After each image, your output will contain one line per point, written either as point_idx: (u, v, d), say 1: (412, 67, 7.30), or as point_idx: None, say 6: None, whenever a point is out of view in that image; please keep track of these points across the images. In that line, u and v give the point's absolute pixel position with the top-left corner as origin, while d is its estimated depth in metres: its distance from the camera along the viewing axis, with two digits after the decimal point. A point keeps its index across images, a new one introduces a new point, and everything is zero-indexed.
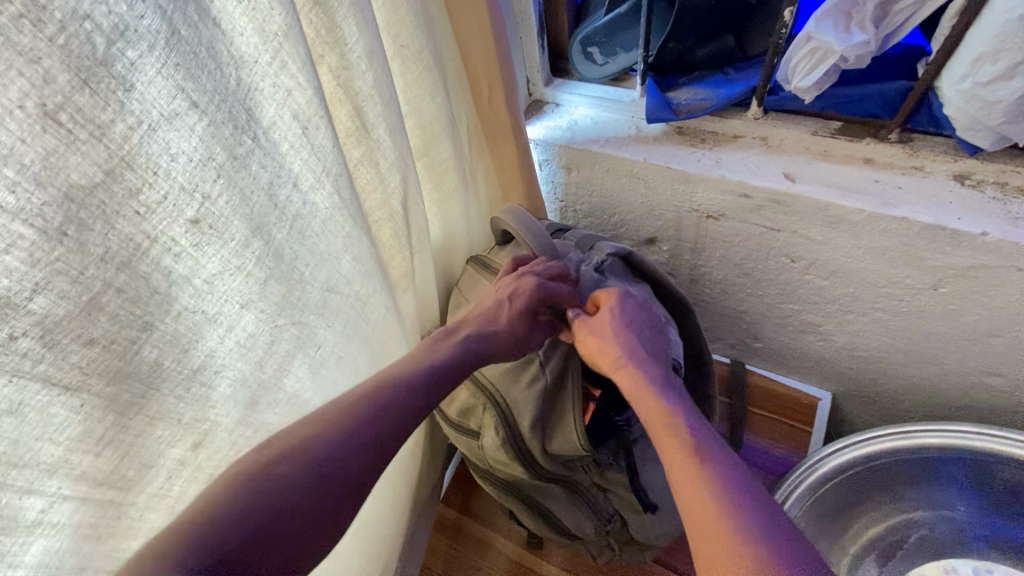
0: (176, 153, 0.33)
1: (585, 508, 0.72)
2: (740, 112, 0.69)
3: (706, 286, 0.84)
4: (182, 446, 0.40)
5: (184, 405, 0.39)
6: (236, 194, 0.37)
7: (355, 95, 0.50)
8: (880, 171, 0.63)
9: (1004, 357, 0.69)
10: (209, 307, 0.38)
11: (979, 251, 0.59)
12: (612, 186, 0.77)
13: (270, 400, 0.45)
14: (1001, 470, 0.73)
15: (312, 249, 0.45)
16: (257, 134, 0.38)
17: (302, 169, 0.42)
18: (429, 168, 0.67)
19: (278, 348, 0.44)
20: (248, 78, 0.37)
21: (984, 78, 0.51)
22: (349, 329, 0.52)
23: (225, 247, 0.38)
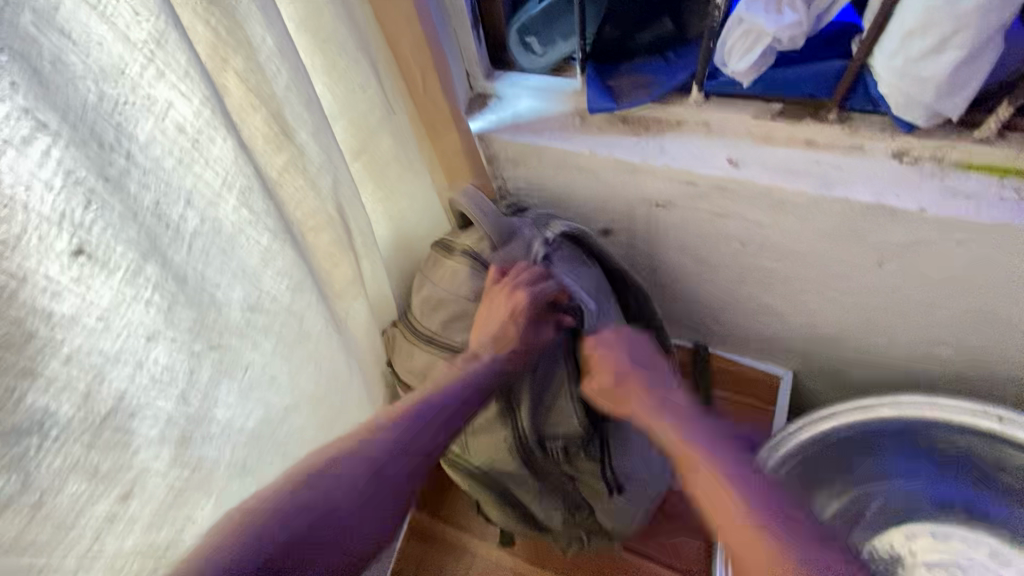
0: (33, 175, 0.30)
1: (556, 493, 0.71)
2: (682, 97, 0.68)
3: (663, 274, 0.83)
4: (108, 500, 0.37)
5: (98, 454, 0.36)
6: (117, 216, 0.35)
7: (269, 98, 0.46)
8: (821, 153, 0.63)
9: (952, 328, 0.70)
10: (107, 345, 0.35)
11: (919, 227, 0.59)
12: (561, 179, 0.75)
13: (203, 437, 0.43)
14: (951, 437, 0.75)
15: (220, 267, 0.43)
16: (131, 150, 0.36)
17: (197, 185, 0.40)
18: (371, 168, 0.65)
19: (199, 376, 0.42)
20: (113, 91, 0.34)
21: (915, 52, 0.50)
22: (284, 346, 0.50)
23: (111, 277, 0.35)
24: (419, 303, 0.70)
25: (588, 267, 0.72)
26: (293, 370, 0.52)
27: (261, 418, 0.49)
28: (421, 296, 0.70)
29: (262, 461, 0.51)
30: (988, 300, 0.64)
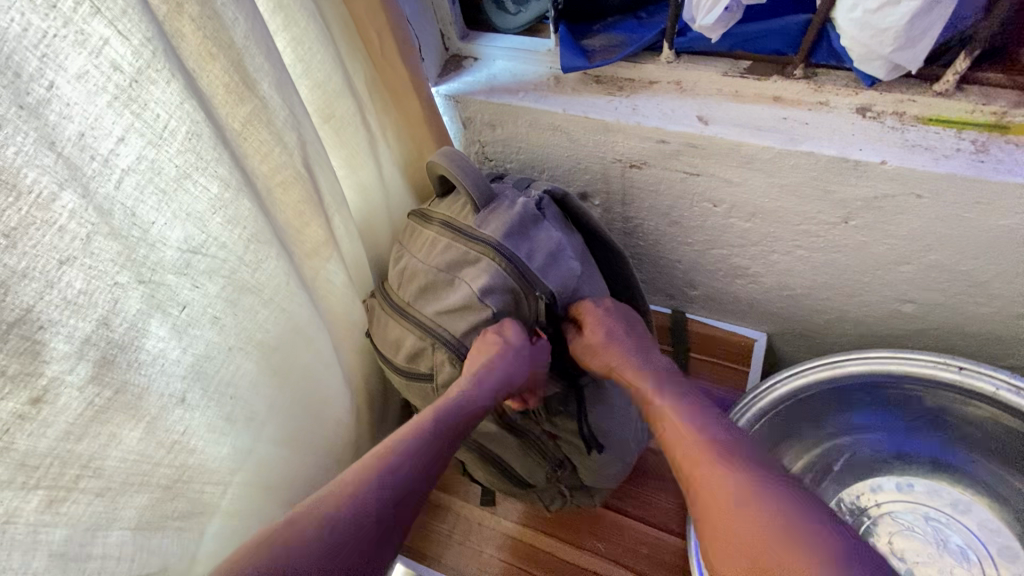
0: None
1: (536, 454, 0.74)
2: (653, 57, 0.69)
3: (640, 238, 0.85)
4: (16, 401, 0.38)
5: (6, 357, 0.36)
6: (32, 141, 0.35)
7: (225, 46, 0.47)
8: (788, 109, 0.64)
9: (912, 284, 0.72)
10: (17, 261, 0.36)
11: (881, 179, 0.60)
12: (536, 141, 0.76)
13: (128, 360, 0.45)
14: (914, 390, 0.78)
15: (158, 206, 0.45)
16: (56, 76, 0.36)
17: (129, 125, 0.41)
18: (337, 132, 0.67)
19: (124, 306, 0.44)
20: (43, 22, 0.35)
21: (872, 4, 0.52)
22: (229, 292, 0.53)
23: (21, 199, 0.35)
24: (397, 272, 0.71)
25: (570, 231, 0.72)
26: (242, 314, 0.54)
27: (197, 353, 0.51)
28: (398, 266, 0.71)
29: (204, 396, 0.53)
30: (948, 255, 0.66)
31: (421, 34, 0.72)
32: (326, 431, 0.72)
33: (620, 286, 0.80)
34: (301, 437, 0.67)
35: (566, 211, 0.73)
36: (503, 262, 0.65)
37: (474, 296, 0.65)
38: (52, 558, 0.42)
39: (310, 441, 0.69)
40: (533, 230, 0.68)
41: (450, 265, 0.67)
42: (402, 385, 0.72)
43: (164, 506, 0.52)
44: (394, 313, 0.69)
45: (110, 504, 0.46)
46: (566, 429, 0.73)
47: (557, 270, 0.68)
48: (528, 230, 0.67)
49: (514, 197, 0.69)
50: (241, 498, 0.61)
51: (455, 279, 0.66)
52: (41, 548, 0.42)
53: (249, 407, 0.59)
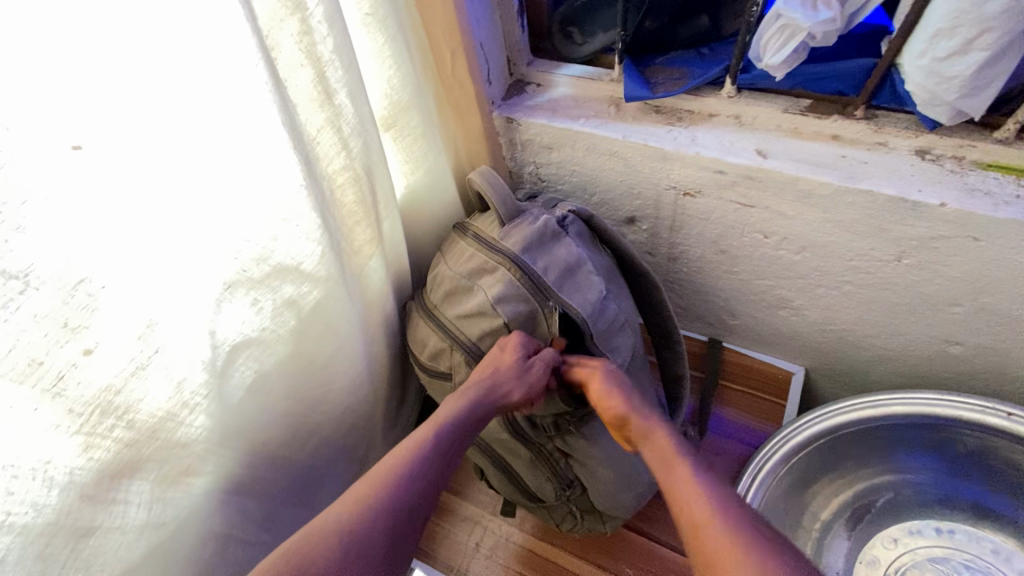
0: (57, 72, 0.35)
1: (547, 470, 0.77)
2: (714, 91, 0.71)
3: (684, 265, 0.86)
4: (72, 351, 0.41)
5: (73, 310, 0.40)
6: (120, 127, 0.39)
7: (317, 60, 0.50)
8: (846, 147, 0.66)
9: (962, 327, 0.73)
10: (95, 225, 0.40)
11: (939, 221, 0.61)
12: (592, 165, 0.78)
13: (170, 324, 0.47)
14: (963, 435, 0.77)
15: (224, 195, 0.48)
16: (154, 68, 0.40)
17: (212, 123, 0.45)
18: (399, 139, 0.70)
19: (173, 276, 0.47)
20: (160, 33, 0.39)
21: (941, 52, 0.53)
22: (270, 276, 0.55)
23: (101, 169, 0.39)
24: (431, 279, 0.75)
25: (598, 252, 0.75)
26: (285, 300, 0.57)
27: (237, 329, 0.54)
28: (433, 274, 0.75)
29: (233, 364, 0.55)
30: (1000, 299, 0.67)
31: (490, 59, 0.75)
32: (348, 420, 0.74)
33: (652, 308, 0.83)
34: (319, 423, 0.69)
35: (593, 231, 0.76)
36: (518, 271, 0.68)
37: (489, 303, 0.68)
38: (82, 499, 0.46)
39: (331, 426, 0.71)
40: (552, 244, 0.71)
41: (472, 272, 0.70)
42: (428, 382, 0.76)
43: (179, 461, 0.54)
44: (422, 315, 0.73)
45: (136, 452, 0.49)
46: (578, 451, 0.76)
47: (575, 282, 0.70)
48: (548, 244, 0.70)
49: (537, 214, 0.72)
50: (257, 468, 0.64)
51: (475, 285, 0.70)
52: (75, 487, 0.45)
53: (270, 388, 0.61)
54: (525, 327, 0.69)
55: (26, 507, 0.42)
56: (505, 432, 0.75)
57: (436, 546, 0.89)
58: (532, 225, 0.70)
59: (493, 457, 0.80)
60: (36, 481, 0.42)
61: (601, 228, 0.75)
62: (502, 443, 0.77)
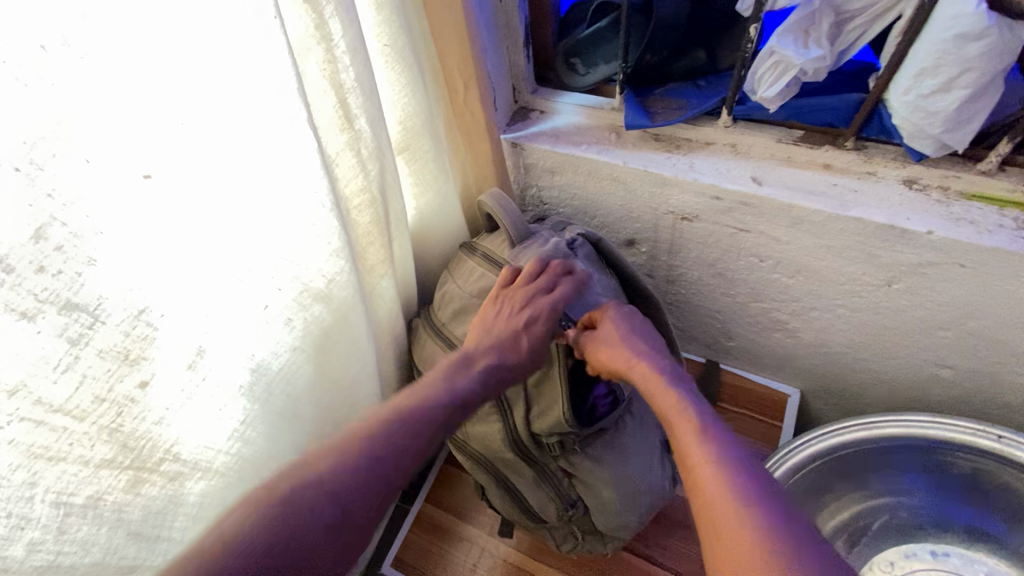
0: (135, 108, 0.38)
1: (551, 493, 0.78)
2: (711, 120, 0.74)
3: (682, 286, 0.89)
4: (130, 382, 0.43)
5: (134, 342, 0.42)
6: (180, 156, 0.42)
7: (339, 87, 0.53)
8: (837, 176, 0.68)
9: (951, 350, 0.75)
10: (158, 252, 0.42)
11: (928, 247, 0.64)
12: (593, 189, 0.81)
13: (216, 352, 0.50)
14: (956, 459, 0.78)
15: (266, 216, 0.51)
16: (206, 104, 0.43)
17: (261, 149, 0.48)
18: (411, 162, 0.73)
19: (221, 300, 0.49)
20: (213, 69, 0.42)
21: (925, 90, 0.56)
22: (303, 297, 0.57)
23: (167, 195, 0.42)
24: (438, 297, 0.77)
25: (602, 274, 0.77)
26: (311, 320, 0.59)
27: (273, 351, 0.56)
28: (441, 292, 0.77)
29: (269, 396, 0.57)
30: (987, 322, 0.69)
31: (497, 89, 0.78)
32: None
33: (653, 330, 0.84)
34: None
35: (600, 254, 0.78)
36: None
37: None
38: (128, 535, 0.47)
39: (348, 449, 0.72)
40: None
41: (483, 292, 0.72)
42: None
43: (215, 494, 0.54)
44: (430, 334, 0.75)
45: (176, 488, 0.50)
46: (582, 472, 0.76)
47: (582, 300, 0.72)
48: None
49: (548, 236, 0.75)
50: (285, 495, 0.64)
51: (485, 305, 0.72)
52: (122, 525, 0.46)
53: (298, 410, 0.62)
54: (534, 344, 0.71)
55: (75, 547, 0.42)
56: (511, 453, 0.76)
57: (434, 567, 0.89)
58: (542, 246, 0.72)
59: (496, 477, 0.80)
60: (87, 519, 0.42)
61: (607, 250, 0.78)
62: (506, 462, 0.78)
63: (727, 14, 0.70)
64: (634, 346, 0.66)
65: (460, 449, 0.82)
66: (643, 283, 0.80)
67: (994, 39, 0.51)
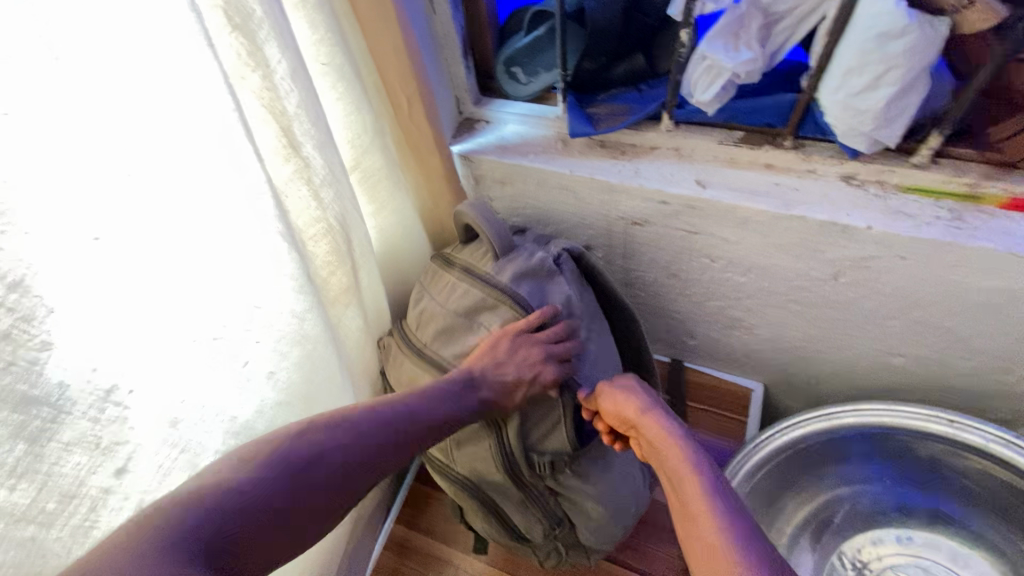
0: (76, 169, 0.37)
1: (538, 512, 0.75)
2: (654, 124, 0.74)
3: (641, 289, 0.88)
4: (103, 473, 0.42)
5: (100, 427, 0.41)
6: (132, 211, 0.41)
7: (281, 114, 0.51)
8: (779, 175, 0.69)
9: (901, 339, 0.76)
10: (119, 325, 0.41)
11: (868, 242, 0.65)
12: (543, 198, 0.80)
13: (191, 419, 0.49)
14: (913, 444, 0.79)
15: (230, 265, 0.50)
16: (171, 187, 0.43)
17: (216, 192, 0.47)
18: (365, 181, 0.70)
19: (195, 361, 0.48)
20: (159, 116, 0.41)
21: (855, 88, 0.56)
22: (282, 345, 0.56)
23: (127, 257, 0.41)
24: (415, 315, 0.74)
25: (587, 294, 0.77)
26: (290, 367, 0.58)
27: (254, 407, 0.56)
28: (419, 309, 0.74)
29: None
30: (932, 311, 0.70)
31: (443, 109, 0.78)
32: None
33: (631, 345, 0.84)
34: None
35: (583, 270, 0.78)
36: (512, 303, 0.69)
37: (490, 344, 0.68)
38: None
39: None
40: (547, 281, 0.73)
41: (467, 310, 0.70)
42: None
43: None
44: (410, 354, 0.72)
45: None
46: (570, 489, 0.74)
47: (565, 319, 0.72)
48: (543, 281, 0.72)
49: (532, 250, 0.74)
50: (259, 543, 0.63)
51: (474, 323, 0.70)
52: None
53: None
54: None
55: None
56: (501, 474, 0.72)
57: None
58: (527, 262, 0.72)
59: (481, 501, 0.76)
60: None
61: (589, 264, 0.78)
62: (495, 486, 0.74)
63: (661, 18, 0.70)
64: (652, 402, 0.65)
65: (438, 470, 0.78)
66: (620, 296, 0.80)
67: (917, 35, 0.51)
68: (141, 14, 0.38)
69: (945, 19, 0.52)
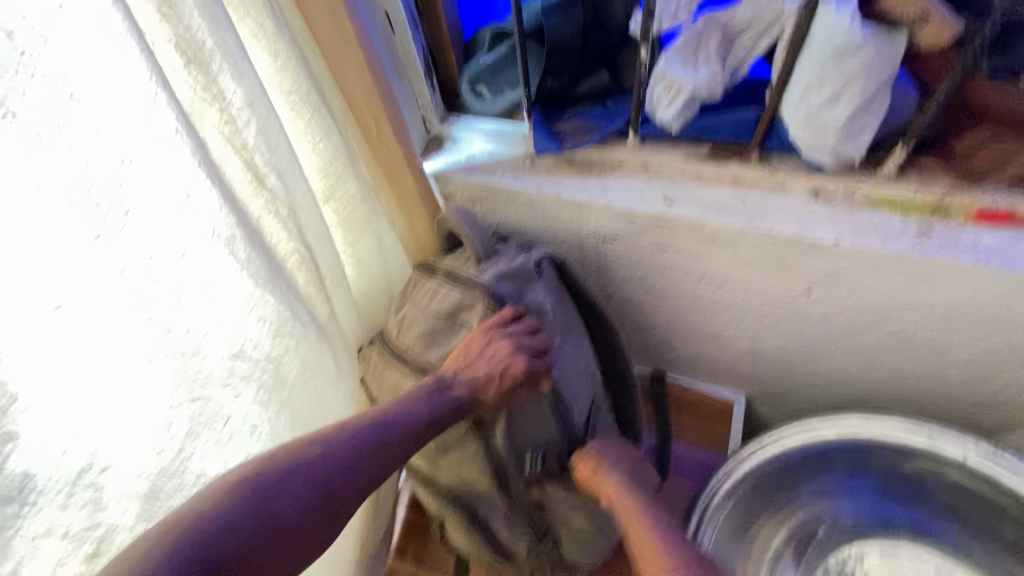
0: (31, 236, 0.34)
1: (524, 525, 0.73)
2: (621, 140, 0.72)
3: (617, 303, 0.87)
4: (73, 561, 0.40)
5: (70, 514, 0.38)
6: (99, 272, 0.38)
7: (243, 146, 0.50)
8: (746, 191, 0.68)
9: (879, 351, 0.75)
10: (85, 400, 0.39)
11: (837, 257, 0.64)
12: (513, 216, 0.79)
13: (170, 489, 0.47)
14: (895, 457, 0.78)
15: (207, 318, 0.47)
16: (138, 245, 0.41)
17: (189, 243, 0.45)
18: (338, 212, 0.69)
19: (173, 429, 0.46)
20: (127, 167, 0.39)
21: (816, 103, 0.56)
22: (263, 395, 0.54)
23: (96, 327, 0.39)
24: (396, 321, 0.72)
25: (565, 302, 0.77)
26: (272, 417, 0.56)
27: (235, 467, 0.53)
28: (399, 316, 0.72)
29: None
30: (905, 324, 0.69)
31: (410, 133, 0.76)
32: None
33: (608, 355, 0.83)
34: None
35: (561, 276, 0.78)
36: (495, 305, 0.68)
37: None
38: None
39: None
40: (526, 285, 0.72)
41: (449, 312, 0.69)
42: None
43: None
44: (391, 360, 0.70)
45: None
46: (554, 499, 0.73)
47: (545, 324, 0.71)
48: (522, 285, 0.71)
49: (513, 255, 0.74)
50: None
51: (456, 323, 0.69)
52: None
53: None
54: None
55: None
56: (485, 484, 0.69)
57: None
58: (509, 264, 0.71)
59: (466, 514, 0.72)
60: None
61: (569, 272, 0.78)
62: (476, 494, 0.71)
63: (622, 34, 0.70)
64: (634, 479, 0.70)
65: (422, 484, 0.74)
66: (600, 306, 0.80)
67: (873, 51, 0.51)
68: (89, 68, 0.36)
69: (903, 32, 0.51)
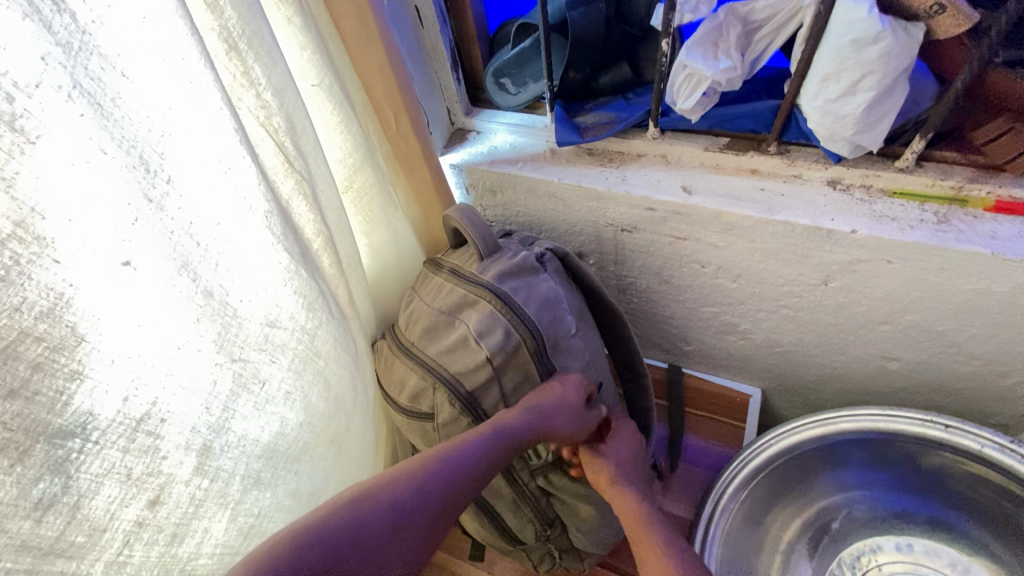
0: (99, 198, 0.37)
1: (529, 512, 0.74)
2: (641, 132, 0.75)
3: (634, 295, 0.89)
4: (136, 506, 0.43)
5: (131, 458, 0.42)
6: (155, 233, 0.42)
7: (275, 131, 0.52)
8: (765, 181, 0.69)
9: (895, 344, 0.75)
10: (146, 353, 0.42)
11: (854, 246, 0.65)
12: (535, 207, 0.81)
13: (222, 446, 0.50)
14: (913, 450, 0.78)
15: (244, 285, 0.50)
16: (186, 211, 0.44)
17: (225, 215, 0.47)
18: (356, 200, 0.72)
19: (221, 390, 0.49)
20: (168, 138, 0.42)
21: (833, 94, 0.57)
22: (297, 364, 0.57)
23: (155, 284, 0.42)
24: (406, 315, 0.75)
25: (570, 292, 0.77)
26: (305, 386, 0.58)
27: (274, 429, 0.56)
28: (409, 310, 0.75)
29: (276, 477, 0.57)
30: (924, 316, 0.70)
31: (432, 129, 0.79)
32: None
33: (619, 346, 0.85)
34: None
35: (567, 268, 0.78)
36: (497, 301, 0.68)
37: (471, 336, 0.67)
38: None
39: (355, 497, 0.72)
40: (531, 278, 0.71)
41: (452, 308, 0.70)
42: (406, 425, 0.73)
43: None
44: (400, 352, 0.72)
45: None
46: (562, 489, 0.74)
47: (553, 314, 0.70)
48: (526, 277, 0.71)
49: (515, 249, 0.73)
50: None
51: (456, 319, 0.70)
52: None
53: (298, 468, 0.60)
54: (508, 359, 0.68)
55: None
56: None
57: None
58: (511, 259, 0.71)
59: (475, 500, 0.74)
60: None
61: (573, 262, 0.78)
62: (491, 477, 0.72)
63: (644, 28, 0.72)
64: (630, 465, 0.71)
65: None
66: (604, 294, 0.81)
67: (891, 41, 0.52)
68: (140, 45, 0.39)
69: (920, 24, 0.53)
